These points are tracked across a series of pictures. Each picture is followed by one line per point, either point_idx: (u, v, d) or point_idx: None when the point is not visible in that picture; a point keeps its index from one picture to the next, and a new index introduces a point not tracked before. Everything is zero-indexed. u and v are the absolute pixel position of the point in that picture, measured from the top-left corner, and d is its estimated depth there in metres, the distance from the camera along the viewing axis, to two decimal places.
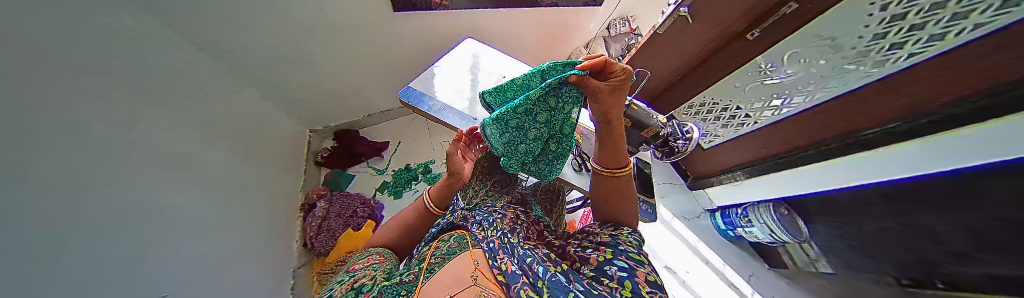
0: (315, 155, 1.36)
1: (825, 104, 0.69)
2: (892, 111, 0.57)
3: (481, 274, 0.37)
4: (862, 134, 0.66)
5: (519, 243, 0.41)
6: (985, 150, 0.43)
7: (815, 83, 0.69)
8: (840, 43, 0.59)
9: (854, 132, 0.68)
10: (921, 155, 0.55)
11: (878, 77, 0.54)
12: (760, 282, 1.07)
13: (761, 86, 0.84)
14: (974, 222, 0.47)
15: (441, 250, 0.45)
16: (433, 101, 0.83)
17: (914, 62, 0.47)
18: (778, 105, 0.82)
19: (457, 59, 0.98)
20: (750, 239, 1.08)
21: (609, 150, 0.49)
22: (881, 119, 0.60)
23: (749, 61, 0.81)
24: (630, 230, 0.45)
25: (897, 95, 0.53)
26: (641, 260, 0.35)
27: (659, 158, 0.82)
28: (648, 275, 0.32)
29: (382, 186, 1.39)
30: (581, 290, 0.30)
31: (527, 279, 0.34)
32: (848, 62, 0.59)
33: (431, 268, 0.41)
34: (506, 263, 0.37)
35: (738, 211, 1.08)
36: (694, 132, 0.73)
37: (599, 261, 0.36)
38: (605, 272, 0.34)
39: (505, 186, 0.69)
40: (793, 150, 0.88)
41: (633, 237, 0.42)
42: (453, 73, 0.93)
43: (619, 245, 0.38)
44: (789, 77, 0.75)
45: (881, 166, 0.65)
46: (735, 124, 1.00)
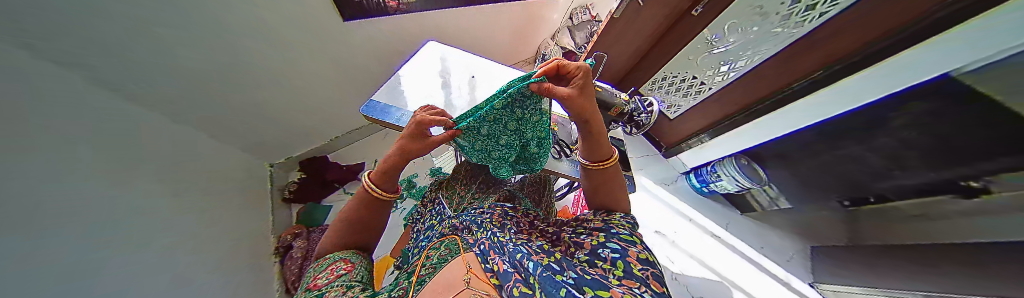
0: (282, 191, 1.22)
1: (764, 64, 0.77)
2: (817, 61, 0.65)
3: (474, 276, 0.36)
4: (794, 85, 0.76)
5: (508, 240, 0.41)
6: (901, 79, 0.50)
7: (752, 47, 0.78)
8: (767, 9, 0.67)
9: (788, 85, 0.77)
10: (840, 96, 0.64)
11: (804, 34, 0.62)
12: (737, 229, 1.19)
13: (709, 55, 0.91)
14: (913, 139, 0.54)
15: (432, 259, 0.43)
16: (402, 113, 0.78)
17: (832, 16, 0.53)
18: (725, 70, 0.90)
19: (422, 65, 0.93)
20: (722, 191, 1.19)
21: (591, 143, 0.49)
22: (808, 69, 0.69)
23: (697, 34, 0.88)
24: (623, 214, 0.46)
25: (823, 48, 0.61)
26: (631, 241, 0.35)
27: (629, 133, 0.85)
28: (637, 253, 0.32)
29: None
30: (576, 279, 0.29)
31: (521, 275, 0.33)
32: (776, 26, 0.67)
33: (423, 279, 0.38)
34: (498, 264, 0.36)
35: (707, 169, 1.18)
36: (654, 105, 0.78)
37: (592, 245, 0.36)
38: (598, 255, 0.34)
39: (491, 186, 0.68)
40: (742, 110, 0.98)
41: (626, 221, 0.43)
42: (419, 80, 0.89)
43: (611, 229, 0.39)
44: (730, 45, 0.83)
45: (809, 112, 0.75)
46: (693, 93, 1.08)
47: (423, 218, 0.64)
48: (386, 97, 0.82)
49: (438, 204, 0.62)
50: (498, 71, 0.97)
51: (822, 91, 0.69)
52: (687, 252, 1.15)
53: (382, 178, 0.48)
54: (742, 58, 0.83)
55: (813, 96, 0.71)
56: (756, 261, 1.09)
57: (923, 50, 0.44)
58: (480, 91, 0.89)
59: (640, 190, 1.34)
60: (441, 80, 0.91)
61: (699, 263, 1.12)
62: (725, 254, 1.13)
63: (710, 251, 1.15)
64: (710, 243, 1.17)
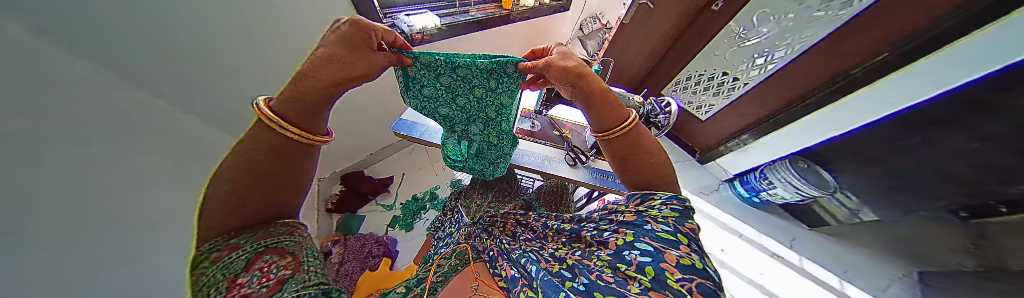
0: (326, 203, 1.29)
1: (807, 53, 0.69)
2: (874, 45, 0.57)
3: (482, 282, 0.38)
4: (850, 75, 0.65)
5: (517, 246, 0.41)
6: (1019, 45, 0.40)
7: (791, 35, 0.71)
8: None
9: (841, 74, 0.67)
10: (917, 81, 0.55)
11: (849, 16, 0.57)
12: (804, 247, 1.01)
13: (739, 49, 0.86)
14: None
15: (442, 267, 0.41)
16: (425, 127, 0.87)
17: None
18: (762, 63, 0.82)
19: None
20: (777, 201, 1.02)
21: (601, 106, 0.45)
22: (862, 57, 0.61)
23: (721, 29, 0.85)
24: (666, 198, 0.37)
25: (877, 27, 0.54)
26: (672, 241, 0.31)
27: (649, 137, 0.80)
28: (677, 258, 0.29)
29: (394, 221, 1.36)
30: (586, 285, 0.29)
31: (526, 280, 0.34)
32: (815, 10, 0.62)
33: (435, 287, 0.36)
34: (505, 269, 0.37)
35: (755, 175, 1.03)
36: (672, 105, 0.73)
37: (619, 245, 0.32)
38: (624, 257, 0.31)
39: (507, 194, 0.69)
40: (791, 104, 0.83)
41: (667, 209, 0.35)
42: None
43: (644, 224, 0.34)
44: (766, 35, 0.77)
45: (872, 105, 0.65)
46: (725, 91, 0.98)
47: (442, 226, 0.67)
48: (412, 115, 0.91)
49: (456, 213, 0.64)
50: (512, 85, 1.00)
51: (888, 79, 0.59)
52: (741, 274, 0.98)
53: (291, 113, 0.33)
54: (782, 47, 0.75)
55: (885, 79, 0.59)
56: (835, 289, 0.91)
57: None
58: None
59: None
60: None
61: (758, 289, 0.95)
62: (789, 276, 0.96)
63: (770, 272, 0.97)
64: (770, 262, 1.00)
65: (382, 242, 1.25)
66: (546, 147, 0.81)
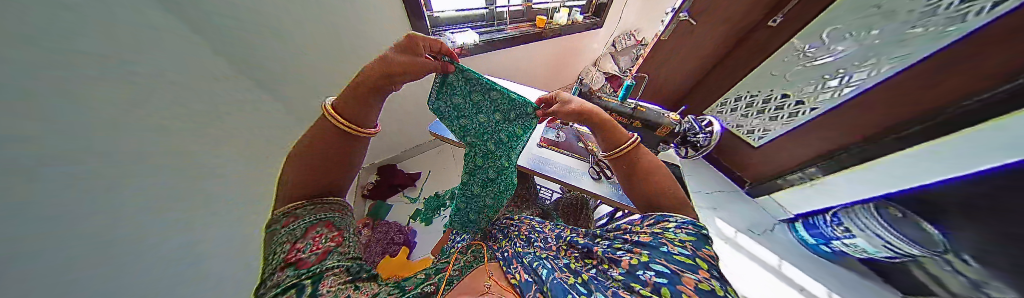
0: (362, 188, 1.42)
1: (893, 78, 0.57)
2: (977, 75, 0.45)
3: (495, 283, 0.37)
4: (949, 110, 0.52)
5: (532, 250, 0.42)
6: None
7: (876, 55, 0.60)
8: (891, 8, 0.55)
9: (936, 109, 0.54)
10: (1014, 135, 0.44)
11: (962, 33, 0.45)
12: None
13: (804, 69, 0.77)
14: None
15: (460, 263, 0.42)
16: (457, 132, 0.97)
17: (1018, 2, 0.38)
18: (836, 85, 0.70)
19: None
20: (856, 254, 0.83)
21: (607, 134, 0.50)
22: (968, 88, 0.48)
23: (782, 45, 0.77)
24: (681, 220, 0.36)
25: (989, 52, 0.43)
26: (693, 265, 0.28)
27: (683, 157, 0.74)
28: (696, 282, 0.26)
29: (417, 213, 1.43)
30: None
31: (540, 288, 0.33)
32: (912, 25, 0.52)
33: (451, 279, 0.37)
34: (519, 272, 0.37)
35: (826, 219, 0.85)
36: (715, 124, 0.67)
37: (631, 264, 0.31)
38: (638, 278, 0.29)
39: (525, 201, 0.69)
40: (867, 139, 0.69)
41: (683, 232, 0.33)
42: None
43: (661, 246, 0.32)
44: (841, 54, 0.67)
45: (969, 156, 0.51)
46: (786, 115, 0.87)
47: (460, 225, 0.68)
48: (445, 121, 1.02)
49: (476, 212, 0.66)
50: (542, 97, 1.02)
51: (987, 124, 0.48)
52: None
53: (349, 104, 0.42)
54: (863, 68, 0.63)
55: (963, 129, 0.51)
56: None
57: None
58: None
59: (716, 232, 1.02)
60: None
61: None
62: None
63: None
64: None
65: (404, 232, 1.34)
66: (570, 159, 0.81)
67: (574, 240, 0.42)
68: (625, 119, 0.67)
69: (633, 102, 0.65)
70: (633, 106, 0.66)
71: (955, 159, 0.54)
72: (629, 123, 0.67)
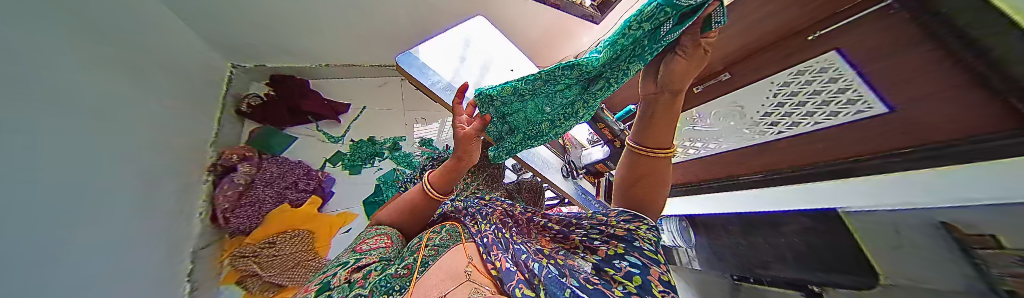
0: (237, 103, 1.37)
1: (723, 153, 0.93)
2: (763, 165, 0.78)
3: (474, 269, 0.36)
4: (741, 179, 0.88)
5: (511, 238, 0.41)
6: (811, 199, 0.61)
7: (722, 137, 0.92)
8: (746, 111, 0.81)
9: (738, 177, 0.89)
10: (761, 199, 0.79)
11: (761, 141, 0.77)
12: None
13: (690, 129, 1.08)
14: (794, 246, 0.66)
15: (432, 241, 0.43)
16: (435, 77, 0.87)
17: (793, 133, 0.66)
18: (696, 147, 1.06)
19: (449, 41, 0.99)
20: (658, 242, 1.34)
21: (651, 131, 0.50)
22: (754, 169, 0.82)
23: (689, 110, 1.06)
24: (651, 225, 0.44)
25: (772, 156, 0.74)
26: (655, 259, 0.35)
27: None
28: (660, 274, 0.33)
29: (336, 157, 1.57)
30: (578, 286, 0.30)
31: (522, 275, 0.33)
32: (746, 126, 0.82)
33: (425, 262, 0.38)
34: (501, 260, 0.35)
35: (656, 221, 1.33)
36: None
37: (612, 255, 0.37)
38: (613, 264, 0.35)
39: (495, 181, 0.72)
40: (697, 183, 1.12)
41: (652, 234, 0.42)
42: (443, 53, 0.95)
43: (635, 241, 0.39)
44: (707, 127, 0.98)
45: (735, 202, 0.89)
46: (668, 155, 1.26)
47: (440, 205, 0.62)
48: (424, 59, 0.90)
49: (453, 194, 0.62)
50: (518, 61, 1.05)
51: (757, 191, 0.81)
52: None
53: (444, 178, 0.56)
54: (711, 142, 0.98)
55: (741, 191, 0.88)
56: None
57: (841, 184, 0.54)
58: (493, 81, 0.96)
59: None
60: (463, 59, 0.97)
61: None
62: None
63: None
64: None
65: (308, 175, 1.41)
66: (549, 152, 0.91)
67: (548, 225, 0.49)
68: (610, 136, 0.73)
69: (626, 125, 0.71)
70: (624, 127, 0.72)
71: (730, 203, 0.91)
72: (610, 139, 0.74)
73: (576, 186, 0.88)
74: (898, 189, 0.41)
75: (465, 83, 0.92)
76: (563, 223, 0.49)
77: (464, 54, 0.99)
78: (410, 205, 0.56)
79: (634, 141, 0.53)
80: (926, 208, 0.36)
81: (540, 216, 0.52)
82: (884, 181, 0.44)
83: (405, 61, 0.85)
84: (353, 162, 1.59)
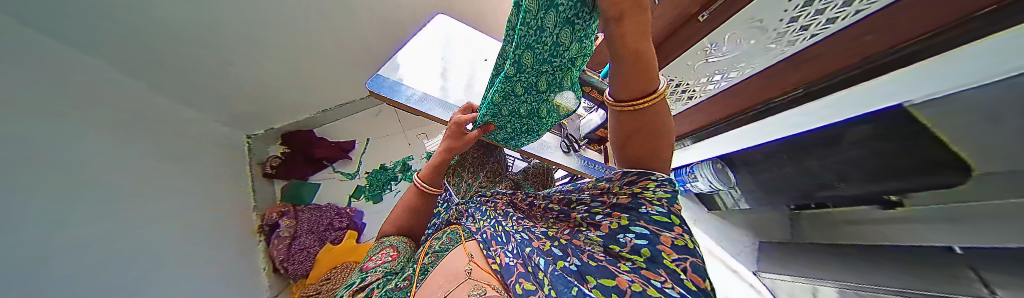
0: (260, 167, 1.56)
1: (748, 80, 0.82)
2: (795, 82, 0.68)
3: (475, 266, 0.39)
4: (771, 103, 0.78)
5: (510, 229, 0.44)
6: (851, 107, 0.53)
7: (748, 59, 0.79)
8: (767, 24, 0.69)
9: (767, 101, 0.79)
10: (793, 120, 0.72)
11: (790, 53, 0.66)
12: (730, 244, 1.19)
13: (705, 63, 0.94)
14: (854, 159, 0.59)
15: (431, 249, 0.46)
16: (412, 92, 0.87)
17: (825, 34, 0.56)
18: (717, 79, 0.94)
19: (420, 50, 0.97)
20: (694, 191, 1.28)
21: (629, 78, 0.41)
22: (786, 89, 0.71)
23: (698, 41, 0.91)
24: (661, 181, 0.41)
25: (804, 68, 0.64)
26: (668, 223, 0.34)
27: None
28: (673, 240, 0.32)
29: (355, 191, 1.79)
30: (580, 267, 0.33)
31: (527, 267, 0.36)
32: (772, 41, 0.70)
33: (425, 268, 0.41)
34: (501, 255, 0.39)
35: (686, 170, 1.24)
36: None
37: (615, 229, 0.37)
38: (620, 240, 0.36)
39: (499, 174, 0.70)
40: (722, 120, 1.01)
41: (661, 192, 0.39)
42: (418, 63, 0.94)
43: (641, 208, 0.37)
44: (724, 55, 0.86)
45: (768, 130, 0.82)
46: (687, 98, 1.13)
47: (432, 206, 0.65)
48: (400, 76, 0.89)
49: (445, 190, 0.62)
50: (491, 50, 1.02)
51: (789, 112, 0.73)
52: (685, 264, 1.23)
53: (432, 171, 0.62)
54: (736, 69, 0.85)
55: (773, 116, 0.79)
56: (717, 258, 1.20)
57: (884, 85, 0.46)
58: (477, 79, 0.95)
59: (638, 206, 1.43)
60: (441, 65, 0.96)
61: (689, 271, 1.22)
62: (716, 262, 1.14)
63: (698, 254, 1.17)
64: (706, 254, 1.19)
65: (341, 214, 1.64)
66: None
67: (550, 207, 0.50)
68: (601, 98, 0.70)
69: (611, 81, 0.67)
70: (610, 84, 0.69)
71: (766, 132, 0.83)
72: (602, 102, 0.71)
73: (582, 158, 0.86)
74: (929, 84, 0.37)
75: (450, 88, 0.93)
76: (563, 203, 0.49)
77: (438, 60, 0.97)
78: (409, 205, 0.62)
79: (612, 97, 0.47)
80: (964, 89, 0.31)
81: (541, 198, 0.52)
82: (920, 72, 0.39)
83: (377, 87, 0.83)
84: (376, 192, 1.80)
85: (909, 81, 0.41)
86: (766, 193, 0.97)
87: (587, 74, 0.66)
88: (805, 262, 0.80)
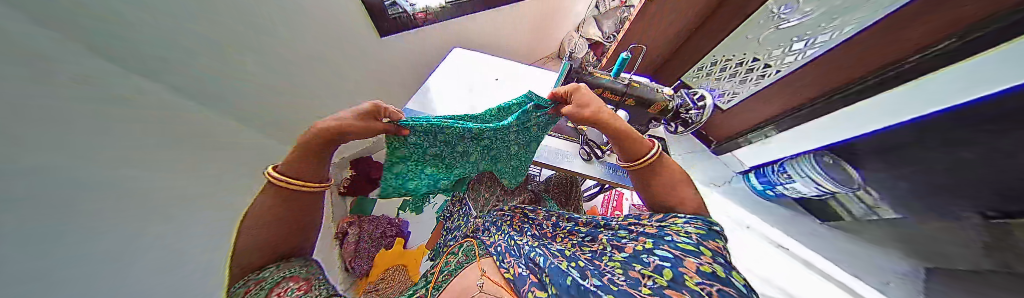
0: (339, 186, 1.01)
1: (848, 41, 0.62)
2: (924, 34, 0.49)
3: (487, 280, 0.42)
4: (903, 62, 0.56)
5: (524, 242, 0.47)
6: (1007, 70, 0.39)
7: (840, 16, 0.62)
8: None
9: (896, 62, 0.58)
10: (928, 94, 0.53)
11: (900, 4, 0.49)
12: (868, 270, 0.85)
13: (777, 30, 0.78)
14: None
15: (448, 267, 0.48)
16: None
17: None
18: (800, 48, 0.75)
19: (449, 84, 1.05)
20: (792, 196, 0.96)
21: (624, 143, 0.54)
22: (925, 42, 0.50)
23: (758, 8, 0.78)
24: (688, 219, 0.43)
25: (928, 23, 0.48)
26: (693, 251, 0.35)
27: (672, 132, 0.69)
28: (698, 265, 0.32)
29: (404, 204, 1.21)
30: (600, 287, 0.33)
31: (537, 279, 0.39)
32: None
33: (439, 285, 0.42)
34: (513, 265, 0.42)
35: (773, 169, 0.96)
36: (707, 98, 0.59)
37: (640, 252, 0.38)
38: (643, 260, 0.36)
39: (515, 187, 0.70)
40: (818, 96, 0.80)
41: (691, 227, 0.41)
42: (447, 95, 1.01)
43: (666, 236, 0.40)
44: (806, 16, 0.70)
45: (903, 105, 0.58)
46: (755, 77, 0.93)
47: (451, 216, 0.68)
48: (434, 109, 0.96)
49: (464, 204, 0.65)
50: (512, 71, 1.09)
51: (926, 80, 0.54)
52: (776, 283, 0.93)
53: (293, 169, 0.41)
54: (825, 30, 0.67)
55: (916, 81, 0.55)
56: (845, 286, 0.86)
57: None
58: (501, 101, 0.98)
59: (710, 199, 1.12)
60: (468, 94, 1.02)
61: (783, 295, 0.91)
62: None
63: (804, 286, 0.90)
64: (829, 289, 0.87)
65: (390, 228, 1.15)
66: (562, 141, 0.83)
67: (576, 229, 0.50)
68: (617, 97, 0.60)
69: (628, 78, 0.57)
70: (627, 82, 0.59)
71: (896, 108, 0.60)
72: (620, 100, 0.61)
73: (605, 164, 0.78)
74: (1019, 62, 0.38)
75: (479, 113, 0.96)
76: (591, 227, 0.50)
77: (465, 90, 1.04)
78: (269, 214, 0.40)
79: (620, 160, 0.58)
80: None
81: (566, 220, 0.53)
82: None
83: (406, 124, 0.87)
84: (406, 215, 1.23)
85: (1004, 60, 0.39)
86: (914, 199, 0.66)
87: (593, 75, 0.59)
88: (954, 293, 0.60)
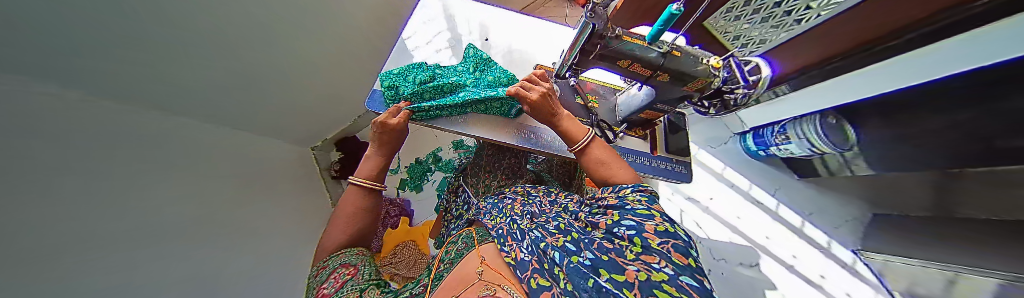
0: (329, 170, 1.27)
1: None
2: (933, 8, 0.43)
3: (487, 267, 0.35)
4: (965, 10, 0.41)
5: (525, 227, 0.41)
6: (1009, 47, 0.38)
7: None
8: None
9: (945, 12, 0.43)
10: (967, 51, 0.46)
11: None
12: (825, 217, 0.99)
13: None
14: None
15: (449, 254, 0.44)
16: None
17: None
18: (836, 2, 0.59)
19: (449, 20, 0.72)
20: (782, 155, 0.98)
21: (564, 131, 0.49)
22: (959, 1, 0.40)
23: None
24: (636, 187, 0.41)
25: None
26: (648, 214, 0.34)
27: (702, 113, 0.55)
28: (655, 226, 0.32)
29: (402, 182, 1.22)
30: (594, 260, 0.30)
31: (538, 265, 0.32)
32: None
33: (440, 274, 0.39)
34: (515, 251, 0.36)
35: (773, 129, 0.93)
36: (763, 69, 0.42)
37: (607, 225, 0.35)
38: (615, 234, 0.33)
39: (516, 169, 0.65)
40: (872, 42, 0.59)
41: (639, 195, 0.39)
42: (441, 36, 0.70)
43: (626, 205, 0.37)
44: None
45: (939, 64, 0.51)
46: (790, 23, 0.74)
47: (450, 207, 0.68)
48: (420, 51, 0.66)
49: (465, 193, 0.63)
50: (552, 32, 0.79)
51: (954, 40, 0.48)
52: (719, 218, 1.04)
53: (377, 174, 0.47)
54: None
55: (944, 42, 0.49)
56: (798, 227, 0.99)
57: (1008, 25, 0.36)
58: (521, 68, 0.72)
59: (696, 164, 1.12)
60: (481, 43, 0.73)
61: (729, 229, 1.02)
62: (793, 238, 0.97)
63: (766, 229, 1.00)
64: (783, 230, 0.99)
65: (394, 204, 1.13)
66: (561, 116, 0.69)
67: (566, 207, 0.48)
68: (648, 73, 0.40)
69: (670, 42, 0.37)
70: (667, 49, 0.38)
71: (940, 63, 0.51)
72: (649, 77, 0.42)
73: (618, 150, 0.58)
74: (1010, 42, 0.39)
75: None
76: (576, 206, 0.48)
77: (481, 41, 0.73)
78: (362, 206, 0.44)
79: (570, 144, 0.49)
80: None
81: (545, 202, 0.51)
82: None
83: (386, 104, 0.55)
84: (415, 186, 1.22)
85: None
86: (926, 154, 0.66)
87: (618, 39, 0.36)
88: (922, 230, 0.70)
